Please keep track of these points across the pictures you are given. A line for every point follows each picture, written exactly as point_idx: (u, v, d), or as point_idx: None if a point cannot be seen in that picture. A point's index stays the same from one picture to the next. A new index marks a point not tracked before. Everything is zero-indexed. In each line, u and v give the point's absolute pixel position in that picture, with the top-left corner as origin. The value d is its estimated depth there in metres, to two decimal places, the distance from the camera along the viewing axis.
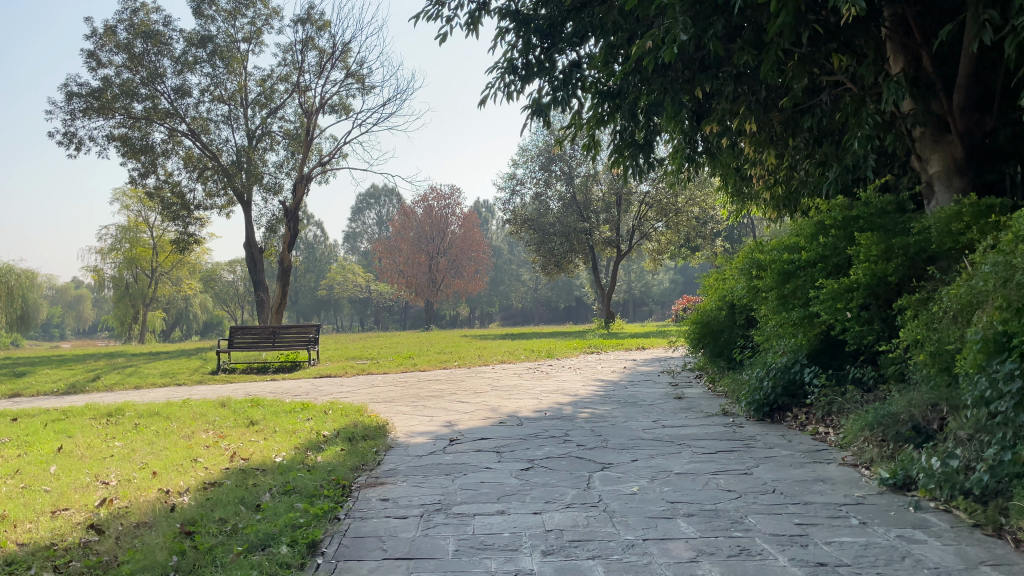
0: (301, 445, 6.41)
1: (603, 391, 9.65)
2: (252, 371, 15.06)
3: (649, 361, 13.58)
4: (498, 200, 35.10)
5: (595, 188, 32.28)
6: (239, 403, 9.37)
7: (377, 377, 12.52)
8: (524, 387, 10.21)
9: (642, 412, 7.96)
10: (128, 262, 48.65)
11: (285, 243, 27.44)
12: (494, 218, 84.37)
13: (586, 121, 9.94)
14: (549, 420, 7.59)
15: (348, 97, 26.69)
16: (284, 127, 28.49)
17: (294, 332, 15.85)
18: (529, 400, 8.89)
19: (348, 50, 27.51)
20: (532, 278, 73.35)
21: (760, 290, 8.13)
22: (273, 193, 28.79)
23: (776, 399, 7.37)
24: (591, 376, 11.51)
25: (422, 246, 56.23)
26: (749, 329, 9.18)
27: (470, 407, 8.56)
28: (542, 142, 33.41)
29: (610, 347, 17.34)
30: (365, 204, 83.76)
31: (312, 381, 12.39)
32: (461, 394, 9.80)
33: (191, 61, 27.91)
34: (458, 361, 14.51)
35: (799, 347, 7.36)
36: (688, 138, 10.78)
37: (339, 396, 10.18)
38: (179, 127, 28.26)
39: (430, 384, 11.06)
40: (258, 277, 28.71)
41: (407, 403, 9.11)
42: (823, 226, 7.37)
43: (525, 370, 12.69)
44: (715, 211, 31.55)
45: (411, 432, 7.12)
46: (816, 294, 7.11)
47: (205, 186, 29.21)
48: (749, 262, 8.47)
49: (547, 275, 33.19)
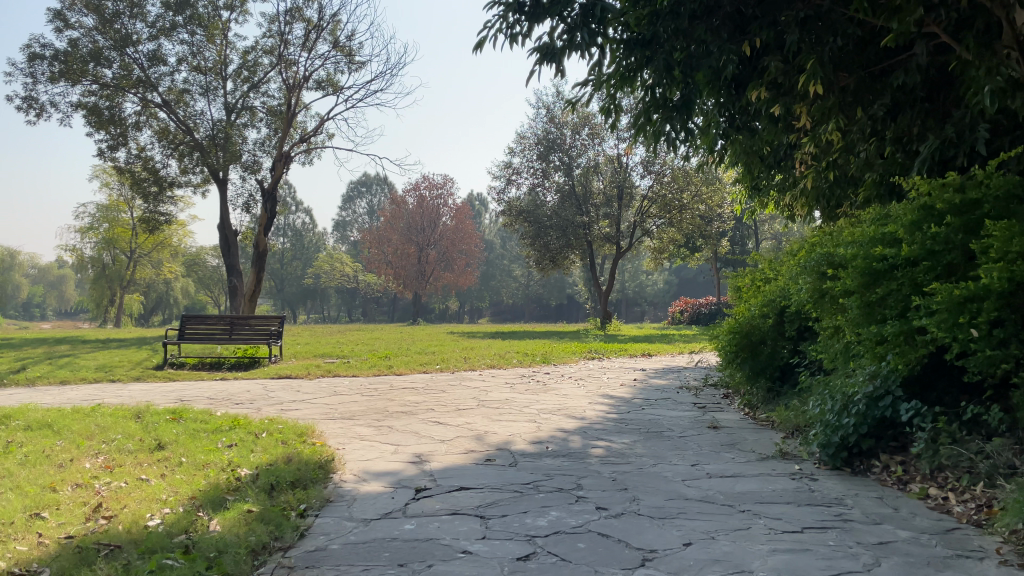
0: (202, 494, 4.51)
1: (616, 415, 7.68)
2: (202, 368, 13.04)
3: (662, 372, 11.65)
4: (492, 190, 33.01)
5: (595, 181, 30.43)
6: (156, 415, 7.40)
7: (344, 381, 10.60)
8: (517, 405, 8.26)
9: (674, 450, 6.00)
10: (107, 243, 46.55)
11: (260, 226, 25.40)
12: (487, 212, 82.52)
13: (606, 76, 7.91)
14: (551, 459, 5.64)
15: (335, 73, 24.60)
16: (266, 103, 26.45)
17: (255, 325, 13.91)
18: (525, 425, 6.97)
19: (337, 21, 25.53)
20: (525, 274, 71.40)
21: (837, 295, 6.21)
22: (251, 172, 26.71)
23: (858, 441, 5.42)
24: (598, 391, 9.59)
25: (413, 237, 54.35)
26: (806, 344, 7.28)
27: (448, 433, 6.59)
28: (541, 130, 31.05)
29: (613, 352, 15.46)
30: (355, 193, 81.59)
31: (265, 384, 10.41)
32: (438, 411, 7.83)
33: (169, 26, 25.85)
34: (440, 366, 12.51)
35: (891, 373, 5.45)
36: (727, 106, 8.77)
37: (288, 408, 8.19)
38: (151, 97, 26.06)
39: (405, 395, 9.13)
40: (230, 262, 26.58)
41: (369, 423, 7.14)
42: (930, 212, 5.42)
43: (519, 379, 10.75)
44: (723, 210, 29.68)
45: (365, 473, 5.17)
46: (924, 303, 5.19)
47: (179, 162, 27.13)
48: (815, 257, 6.52)
49: (541, 271, 31.17)
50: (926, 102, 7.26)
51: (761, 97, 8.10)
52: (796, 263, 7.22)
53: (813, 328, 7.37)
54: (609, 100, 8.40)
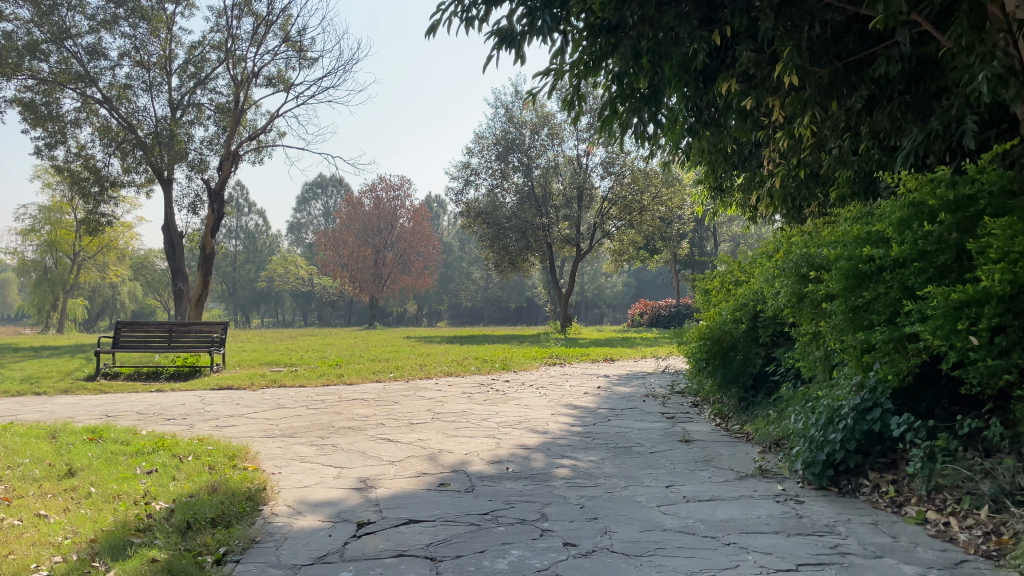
0: (104, 535, 3.85)
1: (580, 428, 7.14)
2: (138, 378, 12.19)
3: (627, 379, 11.18)
4: (450, 191, 32.36)
5: (554, 182, 30.02)
6: (73, 434, 6.63)
7: (290, 392, 9.91)
8: (475, 418, 7.68)
9: (647, 469, 5.48)
10: (49, 246, 44.72)
11: (207, 227, 24.42)
12: (445, 214, 81.76)
13: (568, 66, 7.36)
14: (511, 483, 5.08)
15: (286, 69, 23.74)
16: (214, 100, 25.47)
17: (196, 333, 13.12)
18: (483, 442, 6.40)
19: (288, 16, 24.68)
20: (483, 276, 70.93)
21: (820, 298, 5.76)
22: (198, 171, 25.67)
23: (845, 458, 4.98)
24: (561, 400, 9.06)
25: (369, 239, 53.41)
26: (781, 352, 6.83)
27: (397, 452, 5.98)
28: (500, 131, 30.45)
29: (574, 357, 14.96)
30: (310, 195, 80.10)
31: (203, 396, 9.66)
32: (388, 426, 7.21)
33: (110, 19, 24.70)
34: (393, 374, 11.85)
35: (881, 385, 5.00)
36: (695, 99, 8.30)
37: (223, 424, 7.47)
38: (91, 93, 24.81)
39: (354, 407, 8.49)
40: (176, 265, 25.50)
41: (310, 442, 6.49)
42: (921, 210, 4.99)
43: (476, 388, 10.18)
44: (682, 211, 29.51)
45: (300, 504, 4.55)
46: (919, 307, 4.76)
47: (122, 161, 25.94)
48: (793, 260, 6.06)
49: (500, 273, 30.64)
50: (904, 94, 6.90)
51: (732, 88, 7.65)
52: (771, 266, 6.78)
53: (789, 333, 6.93)
54: (571, 91, 7.85)
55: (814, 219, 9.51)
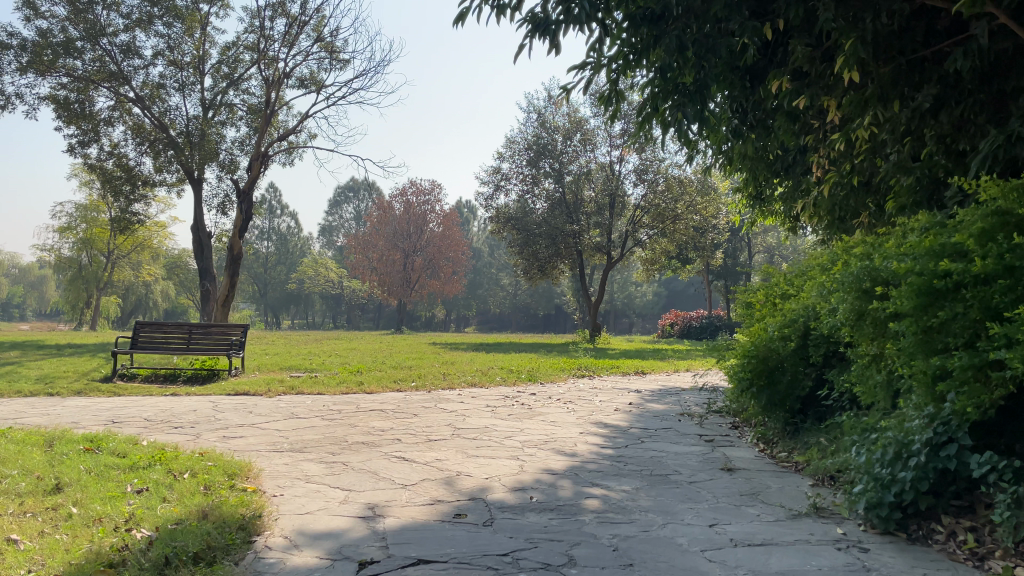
0: (69, 571, 3.40)
1: (612, 451, 6.58)
2: (155, 381, 11.87)
3: (660, 395, 10.56)
4: (481, 195, 31.90)
5: (586, 189, 29.44)
6: (70, 444, 6.20)
7: (307, 401, 9.47)
8: (498, 436, 7.15)
9: (687, 504, 4.92)
10: (84, 244, 45.05)
11: (235, 228, 24.24)
12: (475, 219, 81.52)
13: (607, 60, 6.85)
14: (535, 516, 4.54)
15: (318, 70, 23.50)
16: (245, 100, 25.31)
17: (214, 336, 12.76)
18: (506, 464, 5.88)
19: (321, 16, 24.45)
20: (512, 283, 70.46)
21: (884, 316, 5.17)
22: (228, 171, 25.52)
23: (915, 500, 4.39)
24: (590, 417, 8.50)
25: (399, 242, 53.23)
26: (836, 374, 6.22)
27: (411, 475, 5.47)
28: (532, 135, 29.88)
29: (603, 369, 14.36)
30: (342, 198, 80.32)
31: (216, 402, 9.26)
32: (404, 442, 6.70)
33: (144, 18, 24.67)
34: (415, 383, 11.35)
35: (959, 418, 4.40)
36: (741, 98, 7.73)
37: (231, 435, 7.03)
38: (125, 92, 24.76)
39: (371, 420, 8.01)
40: (203, 265, 25.34)
41: (318, 458, 6.02)
42: (1007, 219, 4.42)
43: (501, 402, 9.65)
44: (717, 220, 28.79)
45: (299, 535, 4.06)
46: (1006, 332, 4.16)
47: (154, 160, 25.87)
48: (853, 273, 5.46)
49: (529, 280, 30.11)
50: (977, 94, 6.29)
51: (783, 86, 7.06)
52: (826, 280, 6.17)
53: (843, 353, 6.32)
54: (610, 88, 7.32)
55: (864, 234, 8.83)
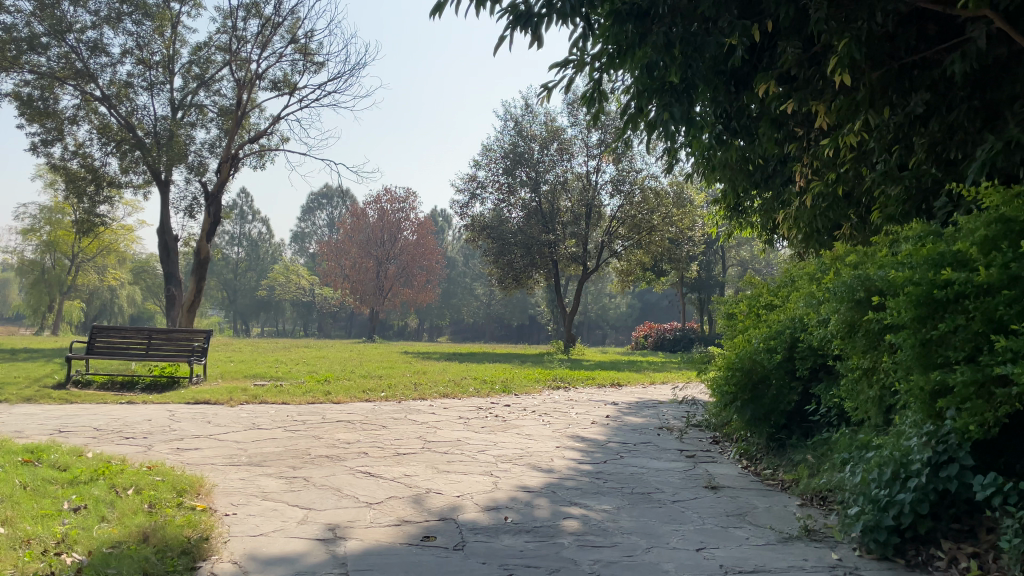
0: None
1: (590, 467, 6.27)
2: (111, 388, 11.34)
3: (637, 408, 10.28)
4: (456, 203, 31.57)
5: (563, 199, 29.30)
6: (7, 455, 5.73)
7: (270, 411, 9.04)
8: (470, 449, 6.81)
9: (671, 525, 4.60)
10: (47, 247, 43.89)
11: (202, 232, 23.64)
12: (449, 228, 81.11)
13: (590, 58, 6.60)
14: (510, 539, 4.20)
15: (292, 73, 23.06)
16: (216, 102, 24.76)
17: (175, 341, 12.25)
18: (479, 481, 5.53)
19: (296, 18, 24.00)
20: (486, 293, 70.12)
21: (878, 327, 4.91)
22: (197, 174, 24.95)
23: (915, 523, 4.12)
24: (565, 431, 8.19)
25: (371, 250, 52.66)
26: (825, 389, 5.96)
27: (377, 492, 5.11)
28: (508, 143, 29.58)
29: (578, 381, 14.03)
30: (315, 204, 79.47)
31: (173, 411, 8.81)
32: (370, 456, 6.33)
33: (113, 15, 24.06)
34: (385, 393, 10.94)
35: (962, 435, 4.14)
36: (726, 103, 7.51)
37: (186, 447, 6.60)
38: (91, 91, 24.07)
39: (337, 431, 7.61)
40: (168, 269, 24.68)
41: (277, 473, 5.63)
42: (1011, 227, 4.16)
43: (474, 413, 9.31)
44: (693, 232, 28.72)
45: (250, 561, 3.68)
46: (1013, 346, 3.91)
47: (121, 161, 25.20)
48: (847, 282, 5.19)
49: (503, 290, 29.82)
50: (970, 101, 6.10)
51: (771, 90, 6.84)
52: (815, 289, 5.95)
53: (831, 367, 6.05)
54: (593, 88, 7.07)
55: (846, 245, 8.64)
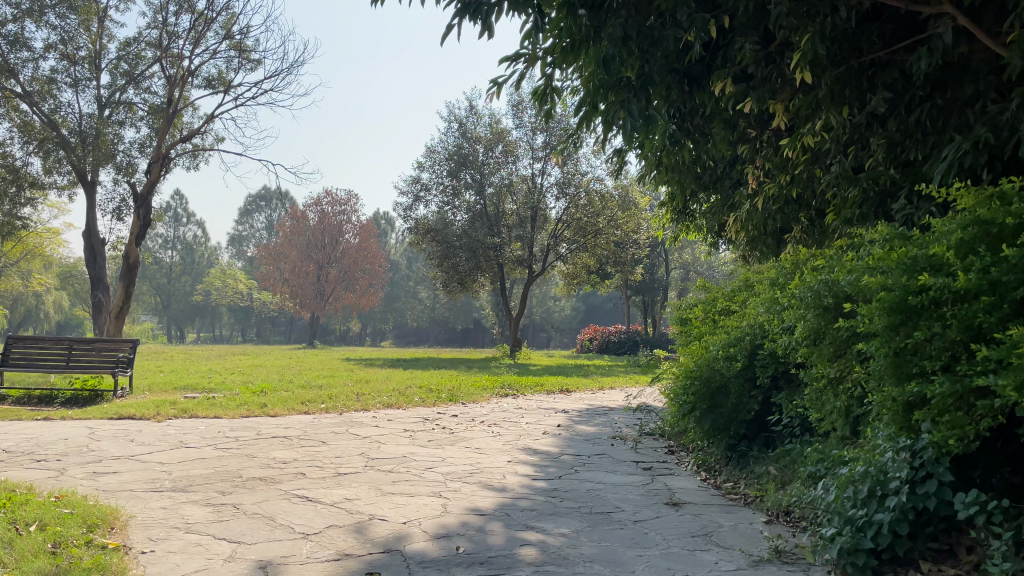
0: None
1: (545, 484, 5.91)
2: (27, 404, 10.50)
3: (588, 416, 9.99)
4: (399, 206, 30.95)
5: (508, 202, 29.05)
6: None
7: (201, 427, 8.43)
8: (417, 467, 6.37)
9: (635, 551, 4.27)
10: None
11: (132, 235, 22.55)
12: (393, 231, 80.12)
13: (543, 51, 6.29)
14: (464, 573, 3.81)
15: (227, 70, 22.22)
16: (147, 99, 23.69)
17: (98, 352, 11.46)
18: (426, 504, 5.11)
19: (231, 13, 23.12)
20: (430, 297, 69.43)
21: (847, 334, 4.69)
22: (126, 174, 23.82)
23: (894, 543, 3.90)
24: (516, 443, 7.82)
25: (312, 253, 51.48)
26: (788, 398, 5.72)
27: (315, 521, 4.65)
28: (453, 146, 29.12)
29: (527, 388, 13.66)
30: (253, 207, 77.53)
31: (93, 429, 8.12)
32: (308, 478, 5.85)
33: (35, 8, 22.71)
34: (325, 405, 10.37)
35: (942, 450, 3.92)
36: (680, 101, 7.27)
37: (104, 471, 6.01)
38: (11, 86, 22.67)
39: (272, 449, 7.09)
40: (95, 273, 23.48)
41: (204, 500, 5.11)
42: (988, 230, 3.95)
43: (420, 425, 8.87)
44: (639, 235, 28.73)
45: None
46: (995, 354, 3.69)
47: (44, 161, 23.89)
48: (814, 287, 4.95)
49: (448, 294, 29.35)
50: (930, 100, 5.96)
51: (727, 88, 6.63)
52: (778, 295, 5.73)
53: (793, 374, 5.81)
54: (545, 84, 6.75)
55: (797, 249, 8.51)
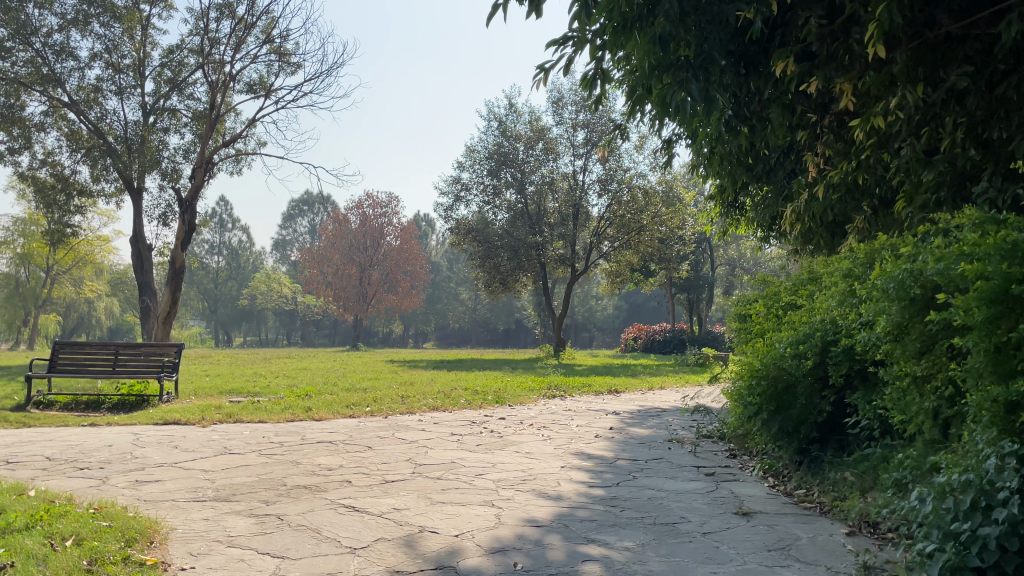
0: None
1: (603, 492, 5.57)
2: (75, 410, 10.48)
3: (641, 418, 9.61)
4: (440, 206, 30.80)
5: (549, 200, 28.69)
6: None
7: (246, 432, 8.26)
8: (466, 474, 6.08)
9: (708, 568, 3.91)
10: (22, 260, 42.64)
11: (177, 240, 22.76)
12: (433, 233, 80.33)
13: (592, 34, 5.98)
14: None
15: (267, 74, 22.26)
16: (190, 106, 23.89)
17: (143, 357, 11.43)
18: (478, 514, 4.81)
19: (271, 17, 23.19)
20: (471, 297, 69.46)
21: (936, 329, 4.29)
22: (171, 181, 24.08)
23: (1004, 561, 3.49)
24: (569, 447, 7.49)
25: (354, 256, 51.72)
26: (865, 398, 5.31)
27: (363, 533, 4.38)
28: (492, 144, 28.82)
29: (575, 389, 13.30)
30: (296, 212, 78.37)
31: (137, 435, 8.00)
32: (354, 486, 5.59)
33: (80, 18, 23.05)
34: (370, 408, 10.15)
35: None
36: (736, 85, 6.89)
37: (146, 479, 5.83)
38: (59, 96, 23.04)
39: (317, 455, 6.87)
40: (143, 280, 23.76)
41: (247, 511, 4.88)
42: None
43: (467, 429, 8.59)
44: (683, 231, 28.16)
45: None
46: None
47: (92, 169, 24.25)
48: (896, 278, 4.55)
49: (490, 294, 29.14)
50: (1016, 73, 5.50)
51: (789, 68, 6.24)
52: (854, 289, 5.33)
53: (870, 373, 5.39)
54: (594, 69, 6.43)
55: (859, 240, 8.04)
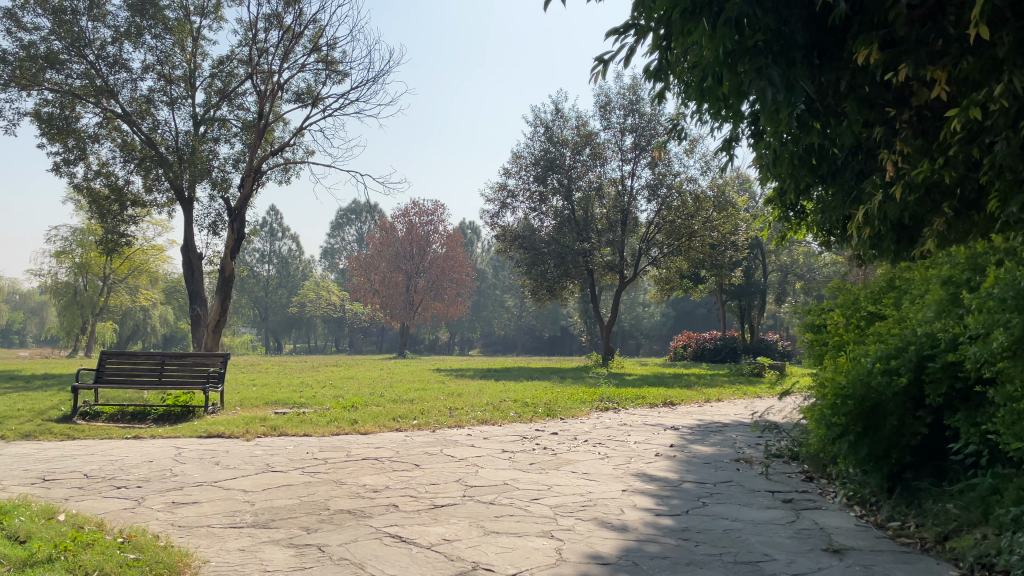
0: None
1: (672, 522, 5.07)
2: (120, 421, 10.34)
3: (701, 434, 9.04)
4: (486, 213, 30.48)
5: (597, 206, 28.13)
6: None
7: (289, 447, 7.95)
8: (521, 498, 5.62)
9: None
10: (79, 269, 43.46)
11: (226, 249, 22.84)
12: (479, 240, 80.33)
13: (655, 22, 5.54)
14: None
15: (314, 83, 22.23)
16: (239, 115, 24.03)
17: (188, 367, 11.28)
18: (536, 548, 4.36)
19: (318, 26, 23.14)
20: (517, 305, 69.20)
21: None
22: (220, 190, 24.23)
23: None
24: (628, 467, 7.00)
25: (401, 264, 51.59)
26: (971, 421, 4.71)
27: (411, 570, 3.96)
28: (539, 150, 28.35)
29: (628, 401, 12.73)
30: (343, 220, 79.07)
31: (179, 450, 7.74)
32: (401, 512, 5.18)
33: (133, 30, 23.26)
34: (417, 422, 9.78)
35: None
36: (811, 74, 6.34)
37: (184, 500, 5.51)
38: (112, 107, 23.32)
39: (361, 474, 6.51)
40: (194, 288, 23.92)
41: (286, 540, 4.50)
42: None
43: (519, 445, 8.15)
44: (736, 237, 27.38)
45: None
46: None
47: (144, 180, 24.53)
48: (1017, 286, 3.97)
49: (537, 301, 28.76)
50: None
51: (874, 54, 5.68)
52: (960, 299, 4.74)
53: (977, 393, 4.80)
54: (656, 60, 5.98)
55: (941, 245, 7.36)
